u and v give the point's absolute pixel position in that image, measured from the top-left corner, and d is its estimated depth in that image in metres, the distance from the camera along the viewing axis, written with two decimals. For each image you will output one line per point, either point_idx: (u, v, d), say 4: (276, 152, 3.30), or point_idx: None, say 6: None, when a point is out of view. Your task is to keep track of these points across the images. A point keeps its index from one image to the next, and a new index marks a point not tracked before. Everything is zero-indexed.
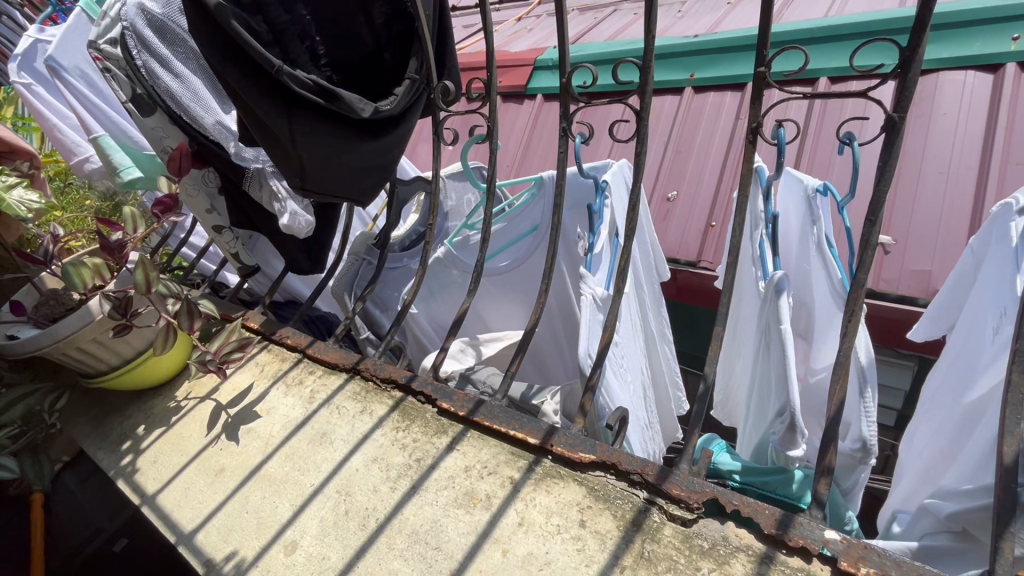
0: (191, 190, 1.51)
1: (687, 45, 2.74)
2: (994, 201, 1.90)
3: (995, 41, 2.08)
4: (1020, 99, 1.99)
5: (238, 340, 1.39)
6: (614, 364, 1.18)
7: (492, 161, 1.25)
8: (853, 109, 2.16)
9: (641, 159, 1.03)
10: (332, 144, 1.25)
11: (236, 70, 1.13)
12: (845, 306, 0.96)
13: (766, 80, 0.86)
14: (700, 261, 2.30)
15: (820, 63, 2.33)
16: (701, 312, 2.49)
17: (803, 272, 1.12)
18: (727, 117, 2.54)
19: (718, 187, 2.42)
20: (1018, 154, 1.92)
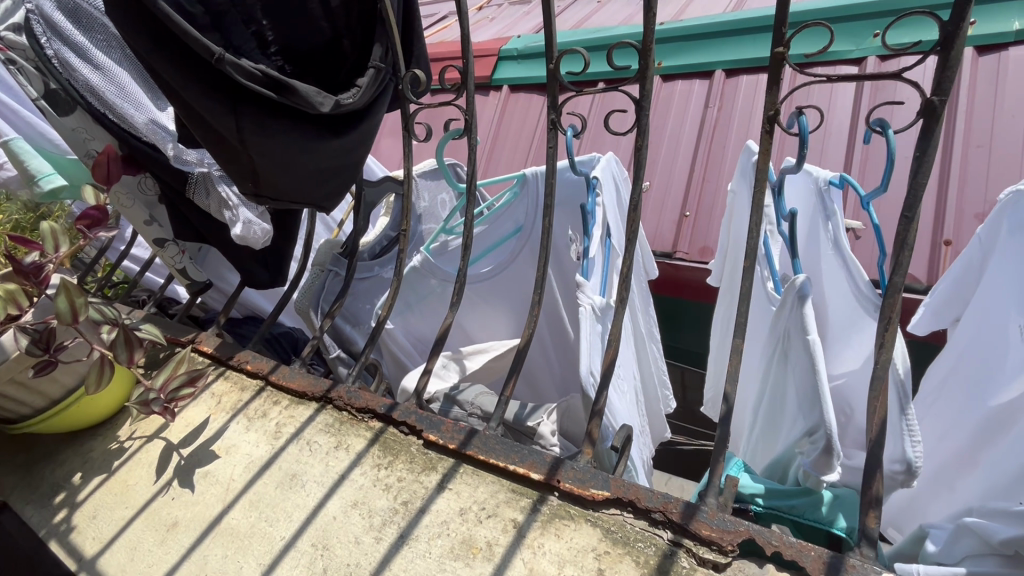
0: (126, 199, 1.33)
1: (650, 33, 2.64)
2: (958, 184, 1.89)
3: None
4: (978, 83, 1.99)
5: (188, 371, 1.12)
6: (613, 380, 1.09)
7: (472, 158, 1.11)
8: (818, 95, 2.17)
9: (641, 155, 0.91)
10: (287, 145, 1.09)
11: (171, 60, 0.98)
12: (877, 313, 0.85)
13: (784, 62, 0.76)
14: (676, 252, 2.24)
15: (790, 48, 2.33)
16: (683, 306, 2.49)
17: (813, 271, 1.03)
18: (700, 107, 2.48)
19: (690, 176, 2.36)
20: (982, 135, 1.92)
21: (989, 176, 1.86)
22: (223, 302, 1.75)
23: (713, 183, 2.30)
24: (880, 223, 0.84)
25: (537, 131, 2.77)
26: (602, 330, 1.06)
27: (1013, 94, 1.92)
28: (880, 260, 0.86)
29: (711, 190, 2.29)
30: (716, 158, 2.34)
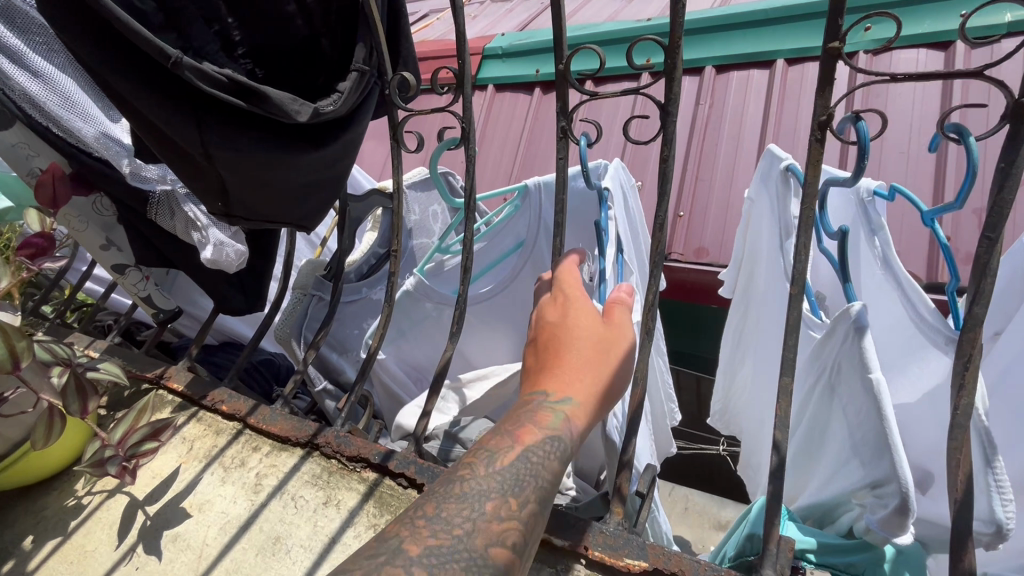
0: (78, 223, 1.17)
1: (639, 28, 2.51)
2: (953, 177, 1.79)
3: (943, 18, 1.98)
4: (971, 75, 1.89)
5: (151, 423, 0.98)
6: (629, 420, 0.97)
7: (471, 170, 0.99)
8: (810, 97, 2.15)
9: (667, 167, 0.79)
10: (259, 159, 0.95)
11: (120, 66, 0.84)
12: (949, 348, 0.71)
13: (841, 59, 0.65)
14: (670, 255, 2.15)
15: (778, 44, 2.28)
16: (705, 313, 2.41)
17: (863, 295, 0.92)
18: (691, 104, 2.36)
19: (682, 174, 2.26)
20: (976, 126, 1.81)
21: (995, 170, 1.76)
22: (197, 330, 1.61)
23: (707, 182, 2.21)
24: (947, 240, 0.75)
25: (524, 131, 2.65)
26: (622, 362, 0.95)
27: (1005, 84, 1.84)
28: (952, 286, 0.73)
29: (705, 190, 2.20)
30: (708, 156, 2.25)
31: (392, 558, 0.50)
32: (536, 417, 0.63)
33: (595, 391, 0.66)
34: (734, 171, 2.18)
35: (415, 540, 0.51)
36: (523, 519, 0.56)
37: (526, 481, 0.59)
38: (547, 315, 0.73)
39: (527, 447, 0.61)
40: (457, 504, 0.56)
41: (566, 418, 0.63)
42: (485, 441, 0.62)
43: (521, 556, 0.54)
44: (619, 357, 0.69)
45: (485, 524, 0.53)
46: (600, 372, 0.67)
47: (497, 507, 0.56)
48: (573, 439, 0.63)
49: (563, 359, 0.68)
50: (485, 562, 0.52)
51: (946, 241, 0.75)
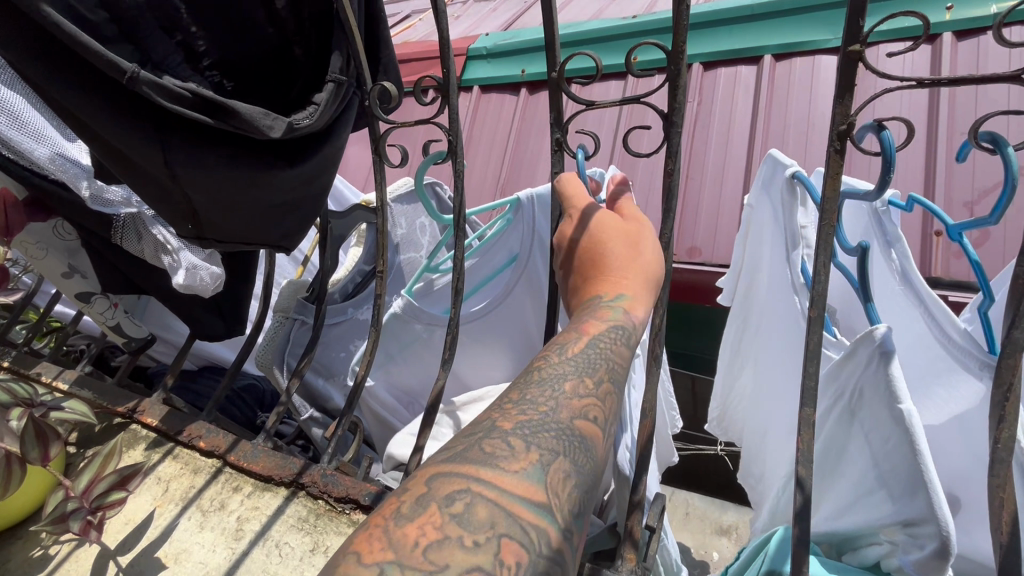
0: (35, 250, 1.10)
1: (626, 26, 2.46)
2: (947, 171, 1.75)
3: (931, 9, 1.94)
4: (962, 69, 1.86)
5: (118, 471, 0.91)
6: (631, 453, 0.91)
7: (459, 184, 0.92)
8: (799, 93, 2.11)
9: (672, 181, 0.74)
10: (233, 177, 0.87)
11: (69, 79, 0.75)
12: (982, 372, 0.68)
13: (862, 63, 0.59)
14: None
15: (766, 40, 2.23)
16: (699, 314, 2.37)
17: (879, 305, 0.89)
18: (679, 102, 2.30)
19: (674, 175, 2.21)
20: (967, 120, 1.77)
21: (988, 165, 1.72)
22: (174, 355, 1.53)
23: (698, 182, 2.16)
24: (974, 258, 0.77)
25: (511, 133, 2.58)
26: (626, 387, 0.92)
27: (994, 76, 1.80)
28: (984, 306, 0.71)
29: (697, 189, 2.15)
30: (698, 155, 2.20)
31: (488, 433, 0.52)
32: (597, 313, 0.66)
33: (643, 279, 0.71)
34: (725, 170, 2.13)
35: (506, 417, 0.54)
36: (600, 395, 0.58)
37: (598, 363, 0.61)
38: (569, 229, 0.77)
39: (594, 335, 0.63)
40: (539, 387, 0.57)
41: (625, 309, 0.67)
42: (553, 338, 0.64)
43: (605, 427, 0.56)
44: (649, 241, 0.74)
45: (568, 399, 0.56)
46: (638, 264, 0.72)
47: (576, 385, 0.58)
48: (636, 325, 0.65)
49: (603, 265, 0.72)
50: (577, 430, 0.54)
51: (974, 258, 0.76)
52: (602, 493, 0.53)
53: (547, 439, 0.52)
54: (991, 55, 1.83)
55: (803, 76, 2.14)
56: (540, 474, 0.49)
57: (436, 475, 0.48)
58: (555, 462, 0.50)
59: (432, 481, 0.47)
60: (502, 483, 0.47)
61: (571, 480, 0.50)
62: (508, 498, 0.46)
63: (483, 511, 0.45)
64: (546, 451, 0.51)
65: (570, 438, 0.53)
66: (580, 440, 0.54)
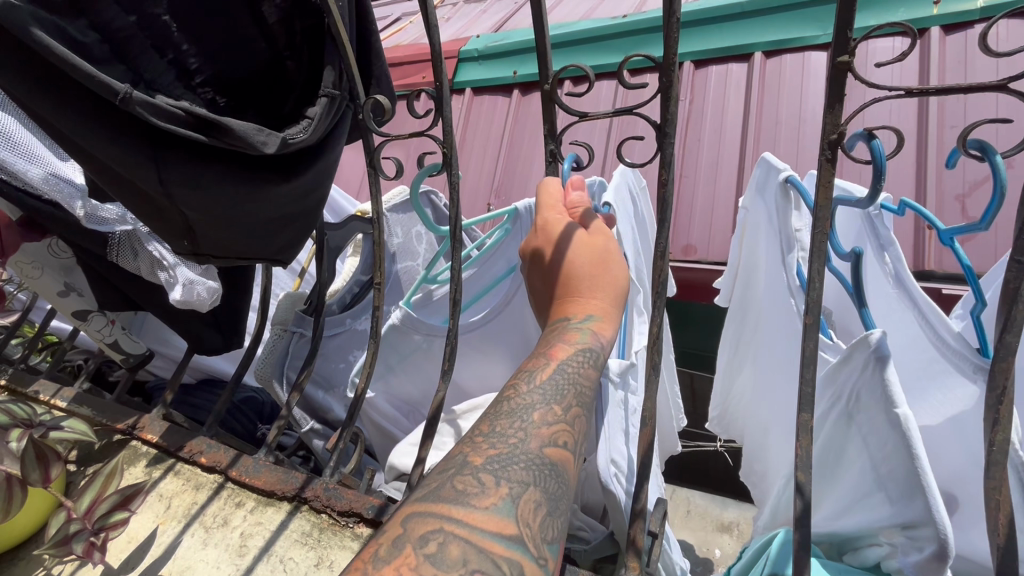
0: (31, 269, 1.10)
1: (616, 27, 2.46)
2: (937, 166, 1.76)
3: (917, 5, 1.96)
4: (949, 64, 1.87)
5: (120, 491, 0.91)
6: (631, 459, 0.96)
7: (455, 196, 0.92)
8: (790, 91, 2.12)
9: (667, 191, 0.74)
10: (227, 194, 0.87)
11: (63, 102, 0.75)
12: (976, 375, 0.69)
13: (851, 73, 0.60)
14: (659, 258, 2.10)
15: (756, 38, 2.24)
16: (700, 310, 2.37)
17: (875, 309, 0.90)
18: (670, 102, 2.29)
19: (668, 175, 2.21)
20: (956, 115, 1.79)
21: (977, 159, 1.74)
22: (172, 368, 1.52)
23: (692, 181, 2.16)
24: (967, 261, 0.77)
25: (504, 135, 2.59)
26: (625, 397, 0.98)
27: (981, 71, 1.82)
28: (978, 311, 0.72)
29: (690, 188, 2.16)
30: (691, 155, 2.21)
31: (461, 469, 0.58)
32: (565, 336, 0.70)
33: (612, 293, 0.75)
34: (718, 169, 2.14)
35: (478, 452, 0.60)
36: (569, 420, 0.64)
37: (566, 389, 0.66)
38: (540, 252, 0.79)
39: (561, 361, 0.68)
40: (509, 418, 0.63)
41: (592, 332, 0.71)
42: (523, 365, 0.69)
43: (573, 451, 0.63)
44: (616, 259, 0.76)
45: (536, 430, 0.61)
46: (599, 285, 0.75)
47: (544, 414, 0.63)
48: (604, 347, 0.70)
49: (574, 284, 0.75)
50: (545, 459, 0.60)
51: (966, 262, 0.77)
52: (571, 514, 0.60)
53: (516, 473, 0.58)
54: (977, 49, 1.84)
55: (793, 73, 2.15)
56: (510, 507, 0.55)
57: (413, 514, 0.54)
58: (524, 493, 0.56)
59: (409, 521, 0.54)
60: (474, 520, 0.53)
61: (541, 509, 0.56)
62: (480, 535, 0.52)
63: (457, 549, 0.51)
64: (516, 485, 0.57)
65: (539, 468, 0.59)
66: (549, 468, 0.60)
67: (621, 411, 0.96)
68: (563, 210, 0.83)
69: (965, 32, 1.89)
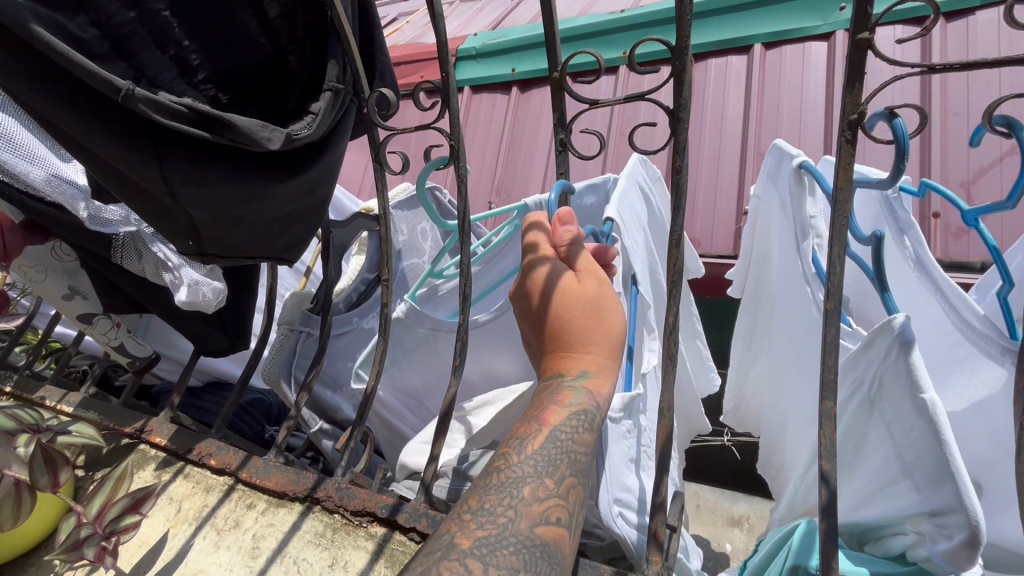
0: (34, 273, 1.09)
1: (615, 21, 2.44)
2: (945, 153, 1.74)
3: None
4: (954, 49, 1.85)
5: (130, 495, 0.90)
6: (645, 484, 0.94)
7: (462, 189, 0.90)
8: (793, 80, 2.10)
9: (680, 178, 0.72)
10: (232, 194, 0.86)
11: (65, 102, 0.73)
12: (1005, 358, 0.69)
13: (872, 50, 0.58)
14: None
15: (756, 28, 2.22)
16: None
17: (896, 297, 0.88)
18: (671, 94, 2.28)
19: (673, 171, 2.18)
20: (961, 101, 1.77)
21: (985, 144, 1.72)
22: (178, 372, 1.51)
23: (696, 174, 2.15)
24: (990, 241, 0.76)
25: (504, 132, 2.57)
26: (631, 425, 0.94)
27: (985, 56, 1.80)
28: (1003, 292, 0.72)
29: (694, 180, 2.14)
30: (694, 147, 2.19)
31: (447, 553, 0.56)
32: (558, 397, 0.66)
33: (608, 347, 0.71)
34: (719, 160, 2.13)
35: (466, 534, 0.57)
36: (563, 493, 0.61)
37: (558, 459, 0.63)
38: (529, 302, 0.74)
39: (554, 427, 0.65)
40: (497, 493, 0.61)
41: (587, 392, 0.67)
42: (514, 430, 0.66)
43: (567, 530, 0.60)
44: (611, 309, 0.71)
45: (526, 508, 0.59)
46: (590, 342, 0.71)
47: (536, 489, 0.60)
48: (599, 406, 0.67)
49: (565, 338, 0.71)
50: (536, 541, 0.57)
51: (990, 242, 0.76)
52: None
53: (503, 559, 0.55)
54: (980, 34, 1.82)
55: (794, 62, 2.13)
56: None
57: None
58: None
59: None
60: None
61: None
62: None
63: None
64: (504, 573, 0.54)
65: (529, 552, 0.56)
66: (541, 550, 0.57)
67: (626, 441, 0.92)
68: (548, 252, 0.77)
69: (969, 17, 1.87)
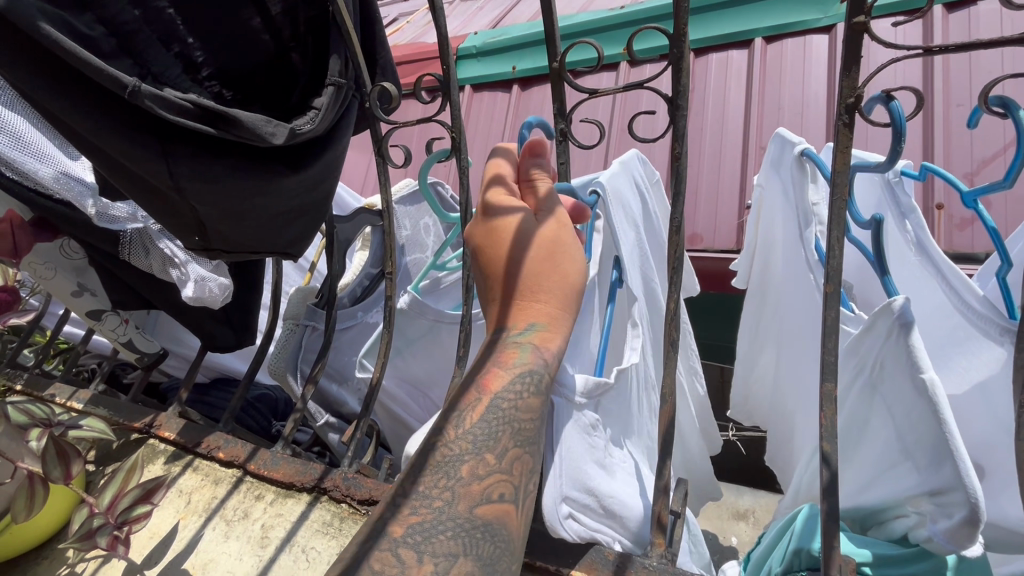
0: (44, 270, 1.11)
1: (615, 17, 2.45)
2: (947, 143, 1.74)
3: None
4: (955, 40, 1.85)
5: (141, 485, 0.91)
6: (618, 498, 0.76)
7: (465, 182, 0.91)
8: (794, 73, 2.10)
9: (680, 165, 0.73)
10: (238, 188, 0.87)
11: (73, 98, 0.75)
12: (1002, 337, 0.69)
13: (868, 34, 0.59)
14: None
15: (757, 22, 2.22)
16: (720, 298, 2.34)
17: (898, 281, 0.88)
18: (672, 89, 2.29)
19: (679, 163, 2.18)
20: (963, 91, 1.77)
21: (987, 134, 1.71)
22: (185, 368, 1.53)
23: (698, 168, 2.15)
24: (989, 223, 0.76)
25: (506, 130, 2.58)
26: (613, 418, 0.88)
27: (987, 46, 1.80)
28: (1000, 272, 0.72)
29: (697, 174, 2.14)
30: (696, 141, 2.19)
31: (378, 542, 0.55)
32: (502, 358, 0.67)
33: (562, 296, 0.71)
34: (722, 155, 2.13)
35: (398, 521, 0.56)
36: (507, 468, 0.61)
37: (501, 429, 0.63)
38: (483, 243, 0.71)
39: (496, 394, 0.65)
40: (434, 473, 0.60)
41: (533, 348, 0.67)
42: (455, 399, 0.65)
43: (514, 505, 0.61)
44: (569, 256, 0.71)
45: (464, 490, 0.59)
46: (542, 288, 0.70)
47: (474, 467, 0.60)
48: (546, 364, 0.67)
49: (515, 284, 0.70)
50: (475, 521, 0.58)
51: (989, 224, 0.76)
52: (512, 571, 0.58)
53: (439, 546, 0.55)
54: (982, 24, 1.82)
55: (794, 56, 2.13)
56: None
57: None
58: (451, 569, 0.54)
59: None
60: None
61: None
62: None
63: None
64: (441, 560, 0.54)
65: (465, 536, 0.57)
66: (483, 529, 0.58)
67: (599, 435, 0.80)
68: (511, 188, 0.74)
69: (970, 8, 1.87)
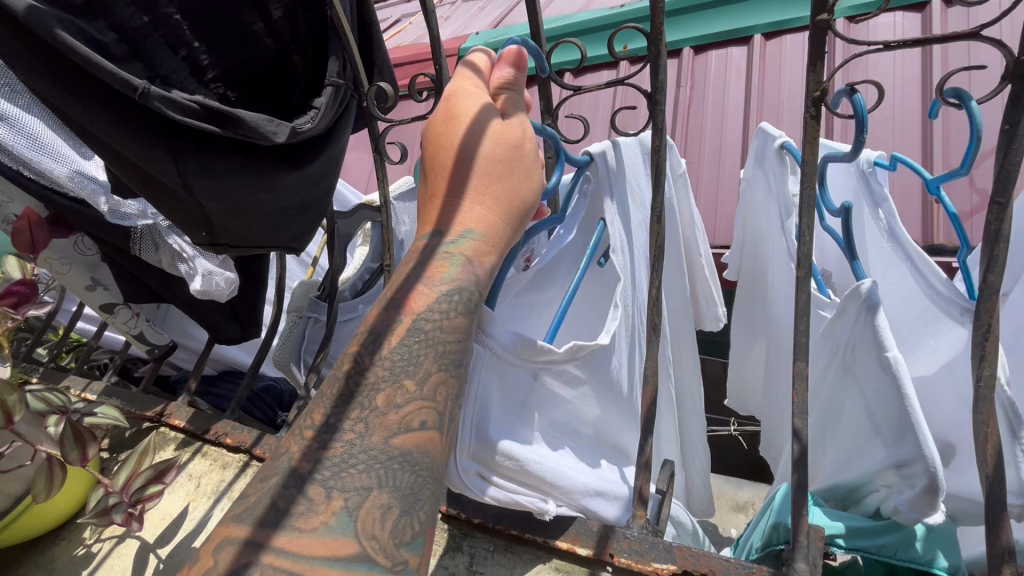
0: (59, 266, 1.17)
1: (613, 16, 2.48)
2: (940, 136, 1.77)
3: None
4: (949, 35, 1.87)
5: (153, 466, 0.96)
6: (553, 469, 0.74)
7: None
8: (790, 69, 2.13)
9: (660, 158, 0.77)
10: (242, 184, 0.91)
11: (85, 98, 0.79)
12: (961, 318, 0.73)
13: (831, 31, 0.63)
14: None
15: (754, 20, 2.25)
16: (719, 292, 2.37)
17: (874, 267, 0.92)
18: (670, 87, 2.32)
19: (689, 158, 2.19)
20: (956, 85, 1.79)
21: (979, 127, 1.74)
22: (193, 361, 1.58)
23: (696, 165, 2.18)
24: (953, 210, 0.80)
25: None
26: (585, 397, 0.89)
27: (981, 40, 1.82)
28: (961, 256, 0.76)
29: (694, 171, 2.18)
30: (693, 138, 2.23)
31: (288, 481, 0.56)
32: (431, 272, 0.64)
33: (504, 208, 0.68)
34: (720, 152, 2.16)
35: (308, 457, 0.57)
36: (428, 395, 0.60)
37: (423, 355, 0.61)
38: (437, 134, 0.68)
39: (418, 315, 0.63)
40: (348, 410, 0.59)
41: (464, 261, 0.65)
42: (373, 321, 0.64)
43: (437, 433, 0.60)
44: (521, 169, 0.68)
45: (378, 420, 0.58)
46: (486, 195, 0.67)
47: (391, 397, 0.59)
48: (476, 281, 0.65)
49: (459, 183, 0.67)
50: (391, 450, 0.57)
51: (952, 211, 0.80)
52: (435, 500, 0.58)
53: (351, 480, 0.55)
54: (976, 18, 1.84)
55: (790, 52, 2.16)
56: (346, 521, 0.54)
57: (226, 542, 0.53)
58: (364, 501, 0.54)
59: (219, 550, 0.52)
60: (297, 547, 0.52)
61: (390, 512, 0.55)
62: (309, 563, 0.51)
63: None
64: (352, 495, 0.54)
65: (381, 466, 0.56)
66: (401, 459, 0.57)
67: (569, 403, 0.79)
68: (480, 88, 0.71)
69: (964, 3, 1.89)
